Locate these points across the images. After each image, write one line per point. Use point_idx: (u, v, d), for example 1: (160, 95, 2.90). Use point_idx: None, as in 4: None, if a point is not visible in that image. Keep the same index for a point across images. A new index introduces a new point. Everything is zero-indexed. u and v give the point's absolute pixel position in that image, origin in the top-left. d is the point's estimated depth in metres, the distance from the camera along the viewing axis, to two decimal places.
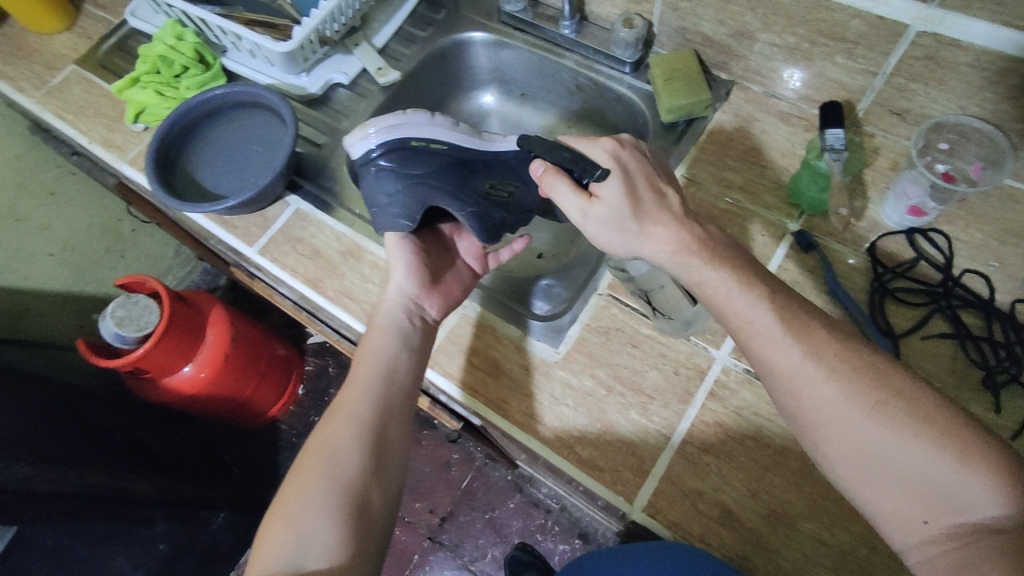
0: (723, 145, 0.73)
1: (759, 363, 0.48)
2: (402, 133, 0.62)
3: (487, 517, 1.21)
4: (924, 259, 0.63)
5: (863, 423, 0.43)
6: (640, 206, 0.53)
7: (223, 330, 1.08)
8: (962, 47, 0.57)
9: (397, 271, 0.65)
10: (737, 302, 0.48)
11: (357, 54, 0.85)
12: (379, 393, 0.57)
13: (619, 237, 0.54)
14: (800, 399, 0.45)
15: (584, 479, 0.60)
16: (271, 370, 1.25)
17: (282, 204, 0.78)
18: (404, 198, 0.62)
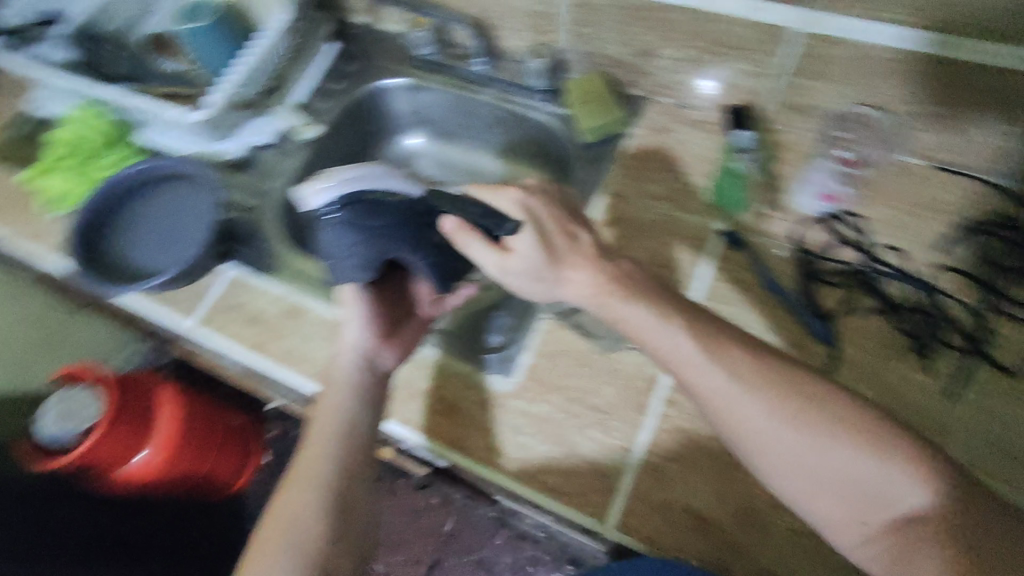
0: (644, 158, 0.76)
1: (691, 392, 0.49)
2: (361, 187, 0.58)
3: (474, 559, 1.18)
4: (846, 242, 0.66)
5: (790, 438, 0.45)
6: (555, 252, 0.54)
7: (174, 410, 1.03)
8: (846, 44, 0.61)
9: (353, 323, 0.63)
10: (660, 335, 0.49)
11: (276, 114, 0.84)
12: (340, 454, 0.56)
13: (539, 285, 0.55)
14: (730, 421, 0.47)
15: (554, 506, 0.59)
16: (230, 442, 1.18)
17: (217, 273, 0.77)
18: (361, 249, 0.60)
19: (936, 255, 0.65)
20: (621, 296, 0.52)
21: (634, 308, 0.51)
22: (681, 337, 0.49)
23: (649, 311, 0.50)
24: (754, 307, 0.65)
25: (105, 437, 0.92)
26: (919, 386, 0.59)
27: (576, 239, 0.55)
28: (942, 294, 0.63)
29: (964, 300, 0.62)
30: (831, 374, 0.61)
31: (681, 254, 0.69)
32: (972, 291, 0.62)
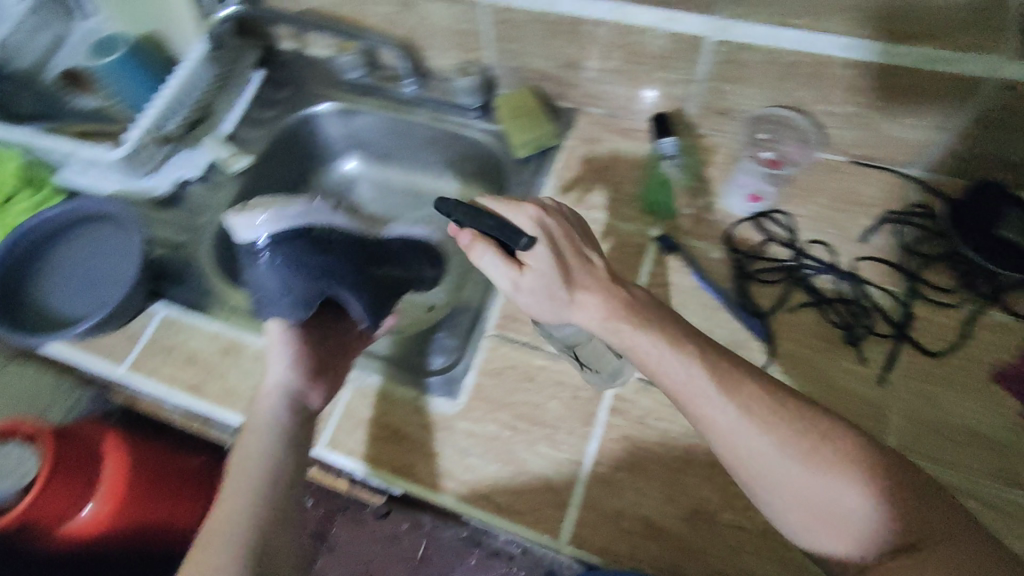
0: (578, 169, 0.76)
1: (701, 424, 0.48)
2: (299, 219, 0.63)
3: None
4: (774, 240, 0.68)
5: (798, 469, 0.45)
6: (569, 273, 0.53)
7: (121, 458, 0.98)
8: (757, 49, 0.63)
9: (276, 360, 0.63)
10: (670, 366, 0.49)
11: (205, 146, 0.82)
12: (260, 498, 0.54)
13: (551, 305, 0.53)
14: (736, 449, 0.47)
15: (507, 527, 0.58)
16: (189, 489, 1.11)
17: (147, 315, 0.73)
18: (299, 286, 0.63)
19: (859, 246, 0.67)
20: (630, 329, 0.51)
21: (647, 338, 0.50)
22: (692, 370, 0.49)
23: (658, 340, 0.50)
24: (692, 309, 0.66)
25: (45, 492, 0.87)
26: (854, 375, 0.61)
27: (590, 266, 0.55)
28: (869, 285, 0.65)
29: (888, 289, 0.65)
30: (769, 369, 0.62)
31: (619, 261, 0.70)
32: (894, 279, 0.65)
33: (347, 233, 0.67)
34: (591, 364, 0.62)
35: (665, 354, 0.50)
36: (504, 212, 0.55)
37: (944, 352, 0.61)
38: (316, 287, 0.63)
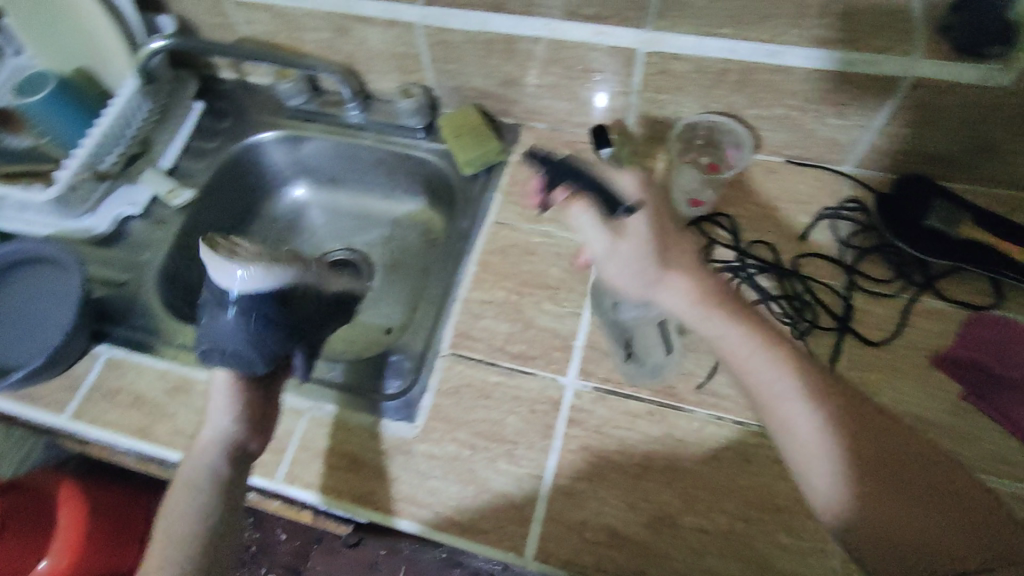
0: (524, 183, 0.77)
1: (766, 405, 0.53)
2: (246, 287, 0.61)
3: None
4: (717, 243, 0.69)
5: (849, 448, 0.49)
6: (666, 252, 0.58)
7: (78, 504, 0.93)
8: (685, 59, 0.65)
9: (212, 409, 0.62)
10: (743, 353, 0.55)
11: (144, 181, 0.80)
12: (190, 555, 0.56)
13: (639, 280, 0.58)
14: (792, 425, 0.52)
15: (471, 549, 0.58)
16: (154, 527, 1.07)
17: (90, 358, 0.71)
18: (255, 342, 0.62)
19: (798, 243, 0.69)
20: (718, 317, 0.57)
21: (729, 327, 0.56)
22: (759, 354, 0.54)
23: (747, 335, 0.56)
24: None
25: None
26: None
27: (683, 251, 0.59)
28: (811, 280, 0.66)
29: (829, 283, 0.66)
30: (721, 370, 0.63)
31: (569, 272, 0.70)
32: (834, 274, 0.67)
33: (312, 298, 0.68)
34: (637, 355, 0.64)
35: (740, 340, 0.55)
36: (595, 177, 0.57)
37: (885, 341, 0.63)
38: (225, 351, 0.63)
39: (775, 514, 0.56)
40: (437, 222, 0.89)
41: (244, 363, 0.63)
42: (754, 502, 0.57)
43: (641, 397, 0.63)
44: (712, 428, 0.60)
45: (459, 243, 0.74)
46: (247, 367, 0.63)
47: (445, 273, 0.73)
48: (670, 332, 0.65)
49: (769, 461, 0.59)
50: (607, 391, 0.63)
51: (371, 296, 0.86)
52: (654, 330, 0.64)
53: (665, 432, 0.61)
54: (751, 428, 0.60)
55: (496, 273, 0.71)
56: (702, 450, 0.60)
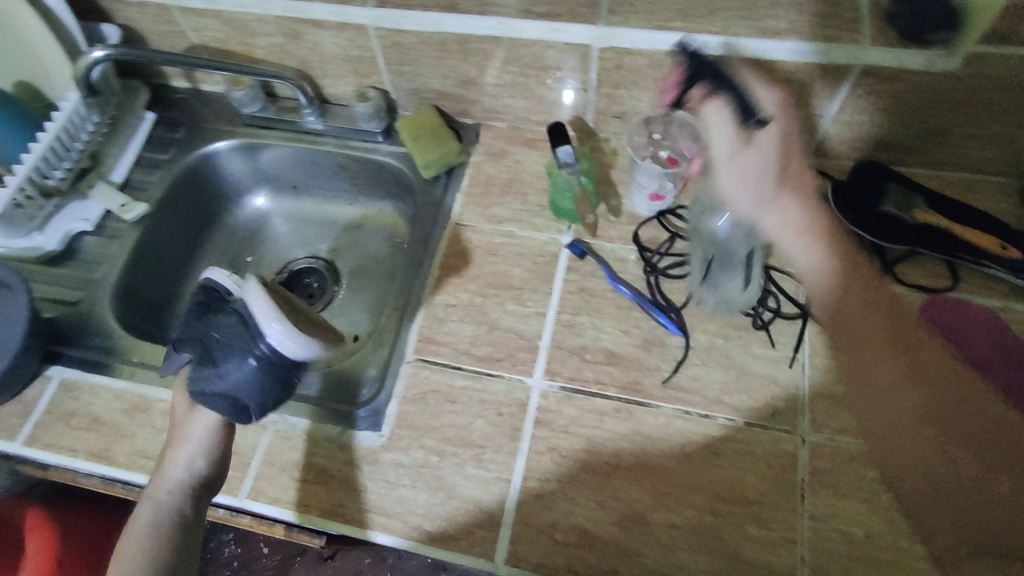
0: (486, 183, 0.76)
1: (830, 325, 0.55)
2: (277, 341, 0.61)
3: None
4: (679, 237, 0.69)
5: (898, 401, 0.50)
6: (785, 174, 0.57)
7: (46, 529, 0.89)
8: (639, 54, 0.65)
9: (185, 448, 0.61)
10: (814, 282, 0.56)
11: (95, 196, 0.78)
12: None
13: (752, 196, 0.58)
14: (856, 357, 0.53)
15: (441, 557, 0.57)
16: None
17: (43, 381, 0.69)
18: (245, 387, 0.60)
19: None
20: (811, 240, 0.56)
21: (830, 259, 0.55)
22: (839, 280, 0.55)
23: (838, 268, 0.55)
24: (609, 312, 0.67)
25: None
26: (766, 360, 0.63)
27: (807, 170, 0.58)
28: (773, 270, 0.67)
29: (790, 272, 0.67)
30: (686, 364, 0.63)
31: (532, 272, 0.70)
32: None
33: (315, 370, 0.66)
34: (714, 280, 0.65)
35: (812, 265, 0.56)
36: (738, 83, 0.58)
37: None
38: (211, 379, 0.61)
39: (744, 507, 0.57)
40: (401, 226, 0.88)
41: (223, 400, 0.61)
42: (722, 495, 0.57)
43: (607, 395, 0.62)
44: (678, 423, 0.60)
45: (421, 247, 0.73)
46: (224, 407, 0.61)
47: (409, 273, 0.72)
48: (754, 264, 0.64)
49: (736, 452, 0.59)
50: (574, 390, 0.63)
51: (337, 303, 0.85)
52: (738, 253, 0.64)
53: (633, 428, 0.61)
54: (717, 420, 0.60)
55: (459, 276, 0.70)
56: (669, 445, 0.60)
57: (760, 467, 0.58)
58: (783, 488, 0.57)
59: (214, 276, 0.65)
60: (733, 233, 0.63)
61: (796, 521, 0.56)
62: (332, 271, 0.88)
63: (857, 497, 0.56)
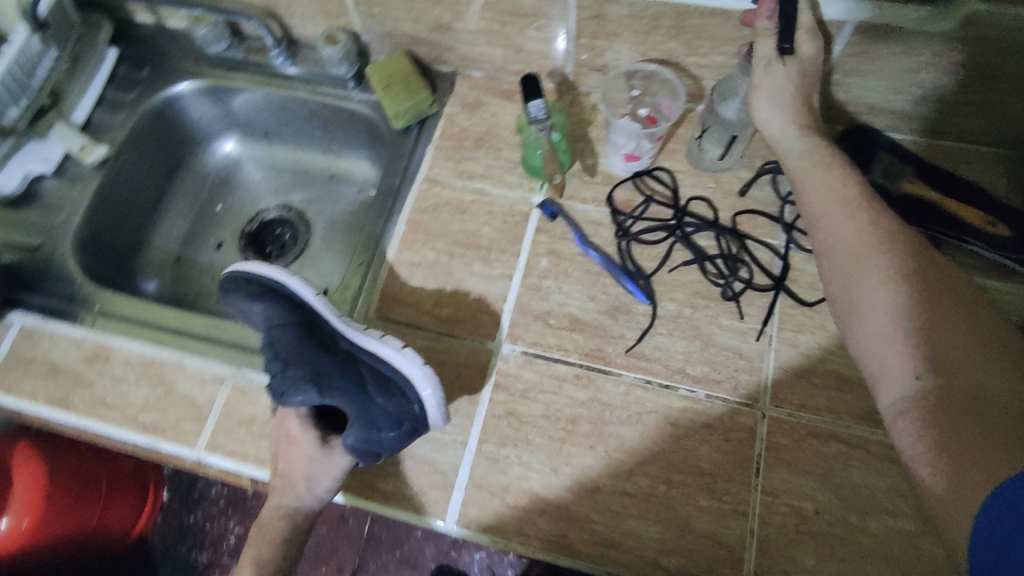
0: (459, 137, 0.73)
1: (822, 226, 0.54)
2: (428, 405, 0.56)
3: (399, 555, 1.07)
4: (654, 200, 0.67)
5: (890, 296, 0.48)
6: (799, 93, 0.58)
7: (37, 470, 0.87)
8: (619, 2, 0.60)
9: (324, 482, 0.61)
10: (818, 188, 0.55)
11: (55, 136, 0.74)
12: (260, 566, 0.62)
13: (769, 106, 0.58)
14: (846, 257, 0.51)
15: (394, 514, 0.58)
16: (118, 486, 1.02)
17: (4, 326, 0.68)
18: (386, 441, 0.57)
19: (738, 200, 0.67)
20: (813, 143, 0.58)
21: (826, 174, 0.56)
22: (842, 186, 0.54)
23: (834, 182, 0.55)
24: (575, 276, 0.65)
25: None
26: (733, 331, 0.61)
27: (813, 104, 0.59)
28: (748, 239, 0.64)
29: (767, 241, 0.64)
30: (651, 332, 0.62)
31: (501, 232, 0.68)
32: (772, 232, 0.65)
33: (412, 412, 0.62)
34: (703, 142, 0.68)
35: (818, 171, 0.56)
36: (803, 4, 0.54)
37: (818, 301, 0.61)
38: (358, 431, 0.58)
39: (698, 479, 0.56)
40: (375, 178, 0.85)
41: (359, 448, 0.57)
42: (676, 465, 0.57)
43: (569, 360, 0.61)
44: (639, 392, 0.60)
45: (389, 201, 0.71)
46: (360, 454, 0.58)
47: (379, 220, 0.70)
48: (737, 144, 0.67)
49: (694, 424, 0.58)
50: (535, 354, 0.62)
51: (308, 255, 0.83)
52: (729, 132, 0.67)
53: (591, 395, 0.60)
54: (678, 391, 0.59)
55: (426, 233, 0.68)
56: (628, 414, 0.59)
57: (717, 440, 0.57)
58: (739, 462, 0.57)
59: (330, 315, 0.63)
60: (736, 119, 0.65)
61: (748, 495, 0.55)
62: (303, 222, 0.86)
63: (812, 474, 0.56)
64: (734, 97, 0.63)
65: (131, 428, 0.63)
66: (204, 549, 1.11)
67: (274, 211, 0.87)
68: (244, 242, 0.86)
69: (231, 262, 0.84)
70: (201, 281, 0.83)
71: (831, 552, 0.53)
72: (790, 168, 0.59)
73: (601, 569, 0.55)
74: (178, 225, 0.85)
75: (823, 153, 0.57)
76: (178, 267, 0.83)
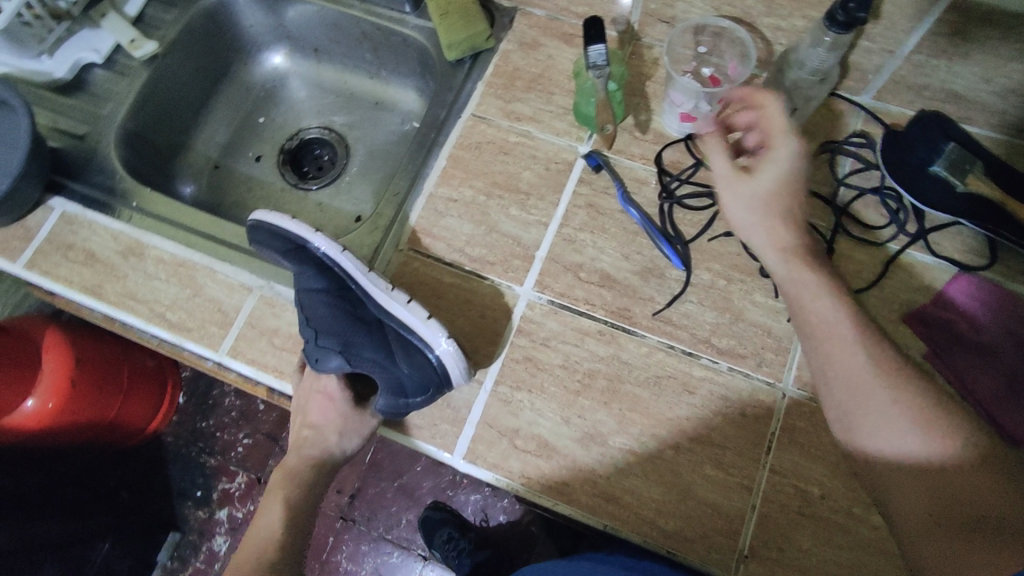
0: (511, 76, 0.71)
1: (822, 359, 0.49)
2: (445, 359, 0.55)
3: (397, 485, 1.10)
4: (704, 164, 0.64)
5: (886, 427, 0.46)
6: (777, 197, 0.54)
7: (65, 355, 0.89)
8: None
9: (350, 437, 0.68)
10: (814, 311, 0.51)
11: (107, 27, 0.75)
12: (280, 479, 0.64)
13: (748, 215, 0.55)
14: (850, 402, 0.47)
15: (402, 440, 0.59)
16: (139, 383, 1.06)
17: (45, 209, 0.69)
18: (416, 398, 0.56)
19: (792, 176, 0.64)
20: (797, 267, 0.53)
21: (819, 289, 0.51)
22: (846, 317, 0.49)
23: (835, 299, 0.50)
24: (612, 232, 0.64)
25: None
26: (765, 309, 0.60)
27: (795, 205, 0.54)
28: None
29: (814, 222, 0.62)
30: (682, 298, 0.61)
31: (542, 178, 0.66)
32: (822, 213, 0.62)
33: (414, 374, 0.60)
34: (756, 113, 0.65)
35: (810, 291, 0.51)
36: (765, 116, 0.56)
37: (863, 289, 0.60)
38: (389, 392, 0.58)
39: (707, 448, 0.56)
40: (420, 110, 0.84)
41: (389, 402, 0.57)
42: (687, 432, 0.57)
43: (594, 316, 0.61)
44: (660, 355, 0.59)
45: (433, 133, 0.70)
46: (388, 407, 0.57)
47: (421, 151, 0.69)
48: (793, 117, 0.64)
49: (711, 394, 0.58)
50: (561, 305, 0.61)
51: (344, 180, 0.83)
52: (787, 102, 0.63)
53: (612, 352, 0.60)
54: (700, 360, 0.59)
55: (466, 170, 0.67)
56: (646, 375, 0.59)
57: (732, 414, 0.57)
58: (751, 438, 0.56)
59: (350, 269, 0.61)
60: (800, 90, 0.61)
61: (756, 471, 0.55)
62: (343, 146, 0.85)
63: (823, 459, 0.55)
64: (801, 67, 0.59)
65: (159, 325, 0.64)
66: (213, 454, 1.16)
67: (315, 132, 0.87)
68: (282, 159, 0.86)
69: (267, 176, 0.84)
70: (236, 192, 0.83)
71: (830, 537, 0.54)
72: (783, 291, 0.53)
73: (598, 521, 0.56)
74: (220, 133, 0.85)
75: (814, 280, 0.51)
76: (215, 174, 0.84)
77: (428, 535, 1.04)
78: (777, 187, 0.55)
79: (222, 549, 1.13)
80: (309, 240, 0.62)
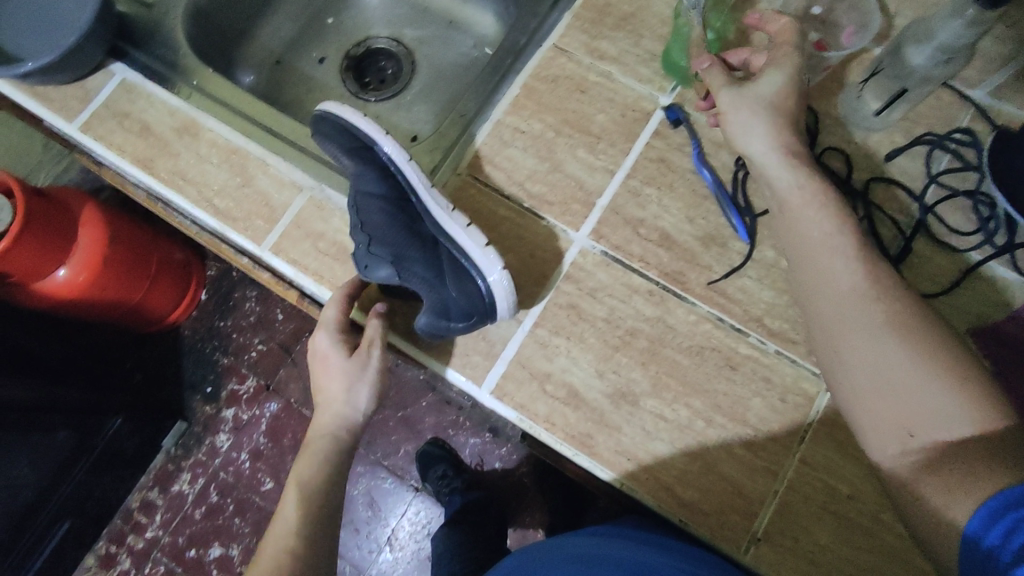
0: (601, 11, 0.67)
1: (818, 278, 0.50)
2: (496, 290, 0.54)
3: (400, 415, 1.11)
4: None
5: (870, 346, 0.46)
6: (779, 106, 0.54)
7: (98, 232, 0.89)
8: None
9: (360, 391, 0.60)
10: (812, 228, 0.51)
11: None
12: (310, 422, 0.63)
13: (746, 120, 0.54)
14: (835, 313, 0.48)
15: (430, 365, 0.58)
16: (166, 273, 1.06)
17: (104, 74, 0.67)
18: (464, 321, 0.54)
19: (881, 165, 0.60)
20: (801, 176, 0.52)
21: (818, 204, 0.51)
22: (837, 230, 0.50)
23: (835, 221, 0.51)
24: (680, 193, 0.61)
25: (19, 247, 0.78)
26: None
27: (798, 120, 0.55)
28: (879, 208, 0.58)
29: (895, 216, 0.58)
30: (741, 271, 0.58)
31: (616, 124, 0.63)
32: (905, 208, 0.58)
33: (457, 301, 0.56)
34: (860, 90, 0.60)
35: (811, 209, 0.51)
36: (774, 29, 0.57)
37: (931, 295, 0.56)
38: (432, 314, 0.55)
39: (739, 429, 0.55)
40: (494, 36, 0.80)
41: (429, 321, 0.55)
42: (722, 407, 0.55)
43: (647, 274, 0.59)
44: (708, 326, 0.57)
45: (510, 59, 0.66)
46: (428, 325, 0.55)
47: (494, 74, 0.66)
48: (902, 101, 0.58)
49: (753, 373, 0.56)
50: (614, 258, 0.59)
51: (405, 97, 0.80)
52: (898, 85, 0.57)
53: (660, 315, 0.58)
54: (748, 338, 0.57)
55: (538, 103, 0.64)
56: (690, 343, 0.57)
57: (772, 398, 0.55)
58: (787, 426, 0.55)
59: (413, 180, 0.59)
60: (922, 71, 0.55)
61: (785, 458, 0.54)
62: (409, 60, 0.82)
63: (858, 459, 0.54)
64: (927, 42, 0.53)
65: (206, 210, 0.63)
66: (227, 354, 1.17)
67: (382, 42, 0.83)
68: (346, 64, 0.83)
69: (327, 80, 0.82)
70: (294, 90, 0.81)
71: (849, 536, 0.52)
72: (782, 203, 0.53)
73: (619, 480, 0.54)
74: (286, 27, 0.82)
75: (815, 189, 0.52)
76: (276, 69, 0.81)
77: (424, 469, 1.06)
78: (775, 96, 0.55)
79: (225, 445, 1.15)
80: (379, 142, 0.60)
